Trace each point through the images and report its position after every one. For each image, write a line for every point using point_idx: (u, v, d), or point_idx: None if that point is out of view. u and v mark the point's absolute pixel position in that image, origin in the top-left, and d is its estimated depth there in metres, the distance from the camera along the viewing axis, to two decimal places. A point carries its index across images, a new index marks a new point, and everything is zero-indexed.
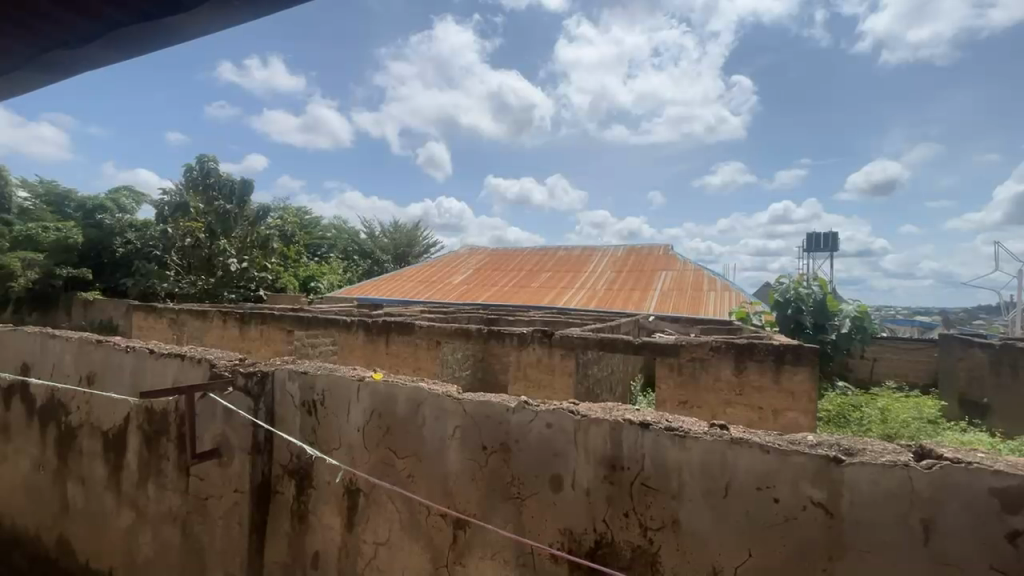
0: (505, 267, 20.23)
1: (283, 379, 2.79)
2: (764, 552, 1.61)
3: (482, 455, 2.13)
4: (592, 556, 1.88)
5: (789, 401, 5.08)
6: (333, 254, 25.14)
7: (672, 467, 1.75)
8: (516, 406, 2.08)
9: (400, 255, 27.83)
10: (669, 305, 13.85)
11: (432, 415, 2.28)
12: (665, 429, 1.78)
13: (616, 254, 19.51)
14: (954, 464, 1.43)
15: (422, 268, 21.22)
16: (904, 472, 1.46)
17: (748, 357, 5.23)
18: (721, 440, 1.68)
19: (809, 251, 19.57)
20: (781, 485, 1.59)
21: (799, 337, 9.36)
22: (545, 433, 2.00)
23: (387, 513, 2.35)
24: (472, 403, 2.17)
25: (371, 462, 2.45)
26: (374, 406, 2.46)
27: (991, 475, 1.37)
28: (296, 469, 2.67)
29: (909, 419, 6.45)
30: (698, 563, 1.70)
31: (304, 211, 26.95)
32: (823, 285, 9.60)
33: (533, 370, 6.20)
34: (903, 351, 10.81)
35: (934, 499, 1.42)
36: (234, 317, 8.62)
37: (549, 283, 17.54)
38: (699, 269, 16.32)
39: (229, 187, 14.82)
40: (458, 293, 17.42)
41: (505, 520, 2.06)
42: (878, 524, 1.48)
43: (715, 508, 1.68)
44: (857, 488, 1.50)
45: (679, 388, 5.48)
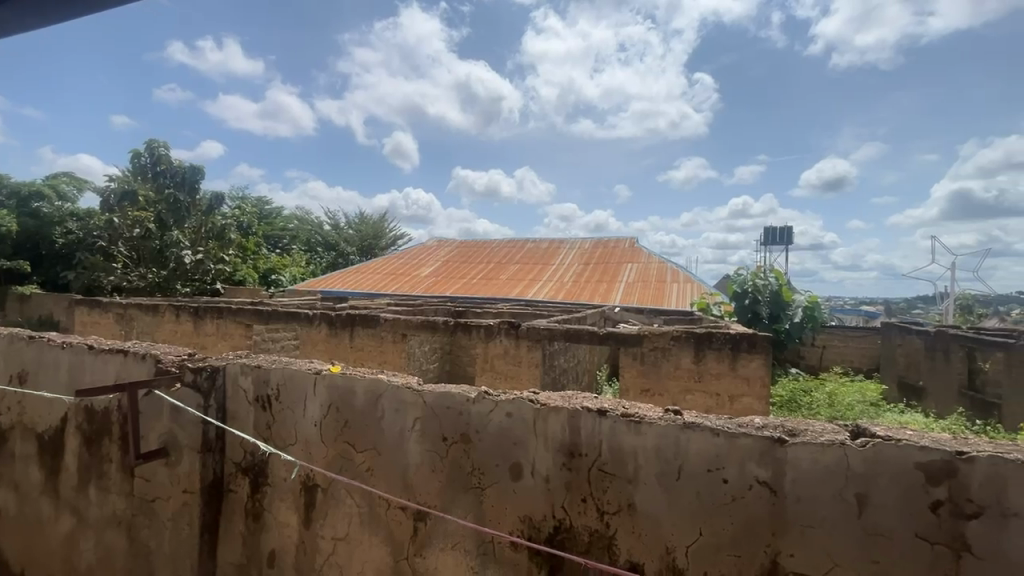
0: (473, 259, 20.14)
1: (235, 374, 2.68)
2: (713, 530, 1.67)
3: (442, 446, 2.11)
4: (551, 542, 1.90)
5: (744, 387, 5.30)
6: (295, 247, 24.33)
7: (628, 452, 1.79)
8: (476, 397, 2.06)
9: (366, 247, 27.22)
10: (634, 297, 14.15)
11: (391, 408, 2.25)
12: (621, 415, 1.82)
13: (583, 247, 19.75)
14: (885, 441, 1.52)
15: (389, 260, 20.80)
16: (841, 450, 1.54)
17: (707, 346, 5.41)
18: (674, 425, 1.73)
19: (766, 245, 20.40)
20: (729, 466, 1.65)
21: (756, 327, 9.76)
22: (505, 423, 2.00)
23: (346, 508, 2.30)
24: (432, 395, 2.15)
25: (329, 457, 2.39)
26: (332, 400, 2.40)
27: (918, 451, 1.47)
28: (250, 466, 2.58)
29: (854, 402, 6.86)
30: (652, 545, 1.75)
31: (264, 201, 25.95)
32: (779, 277, 10.02)
33: (500, 362, 6.20)
34: (850, 339, 11.46)
35: (868, 475, 1.51)
36: (187, 311, 8.20)
37: (518, 275, 17.53)
38: (663, 262, 16.73)
39: (179, 174, 13.72)
40: (426, 286, 17.18)
41: (465, 510, 2.06)
42: (818, 501, 1.56)
43: (668, 491, 1.73)
44: (799, 466, 1.58)
45: (641, 376, 5.62)
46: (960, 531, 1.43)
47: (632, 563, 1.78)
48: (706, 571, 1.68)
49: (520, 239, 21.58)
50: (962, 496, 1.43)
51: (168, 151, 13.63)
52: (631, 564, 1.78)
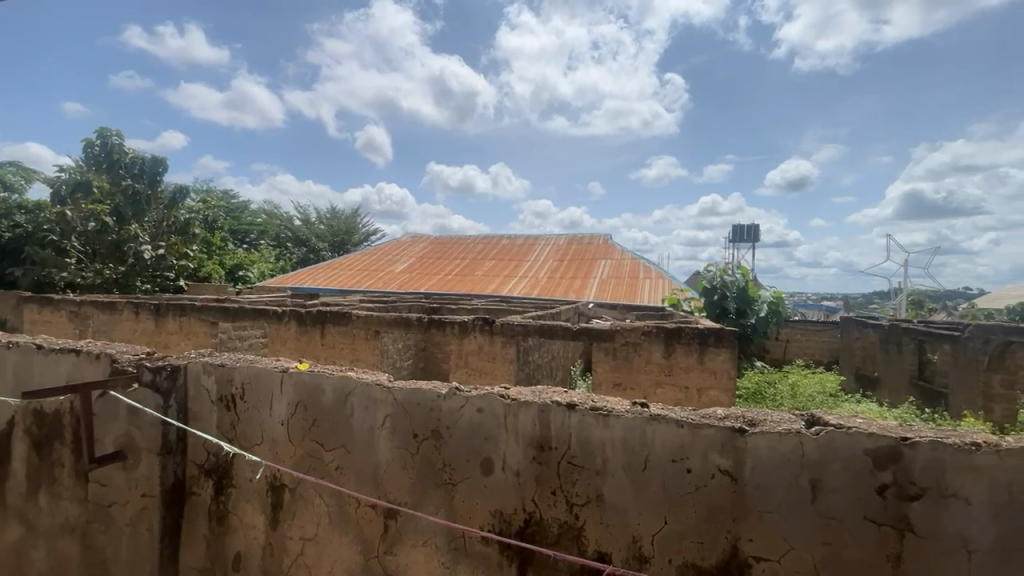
0: (448, 255, 20.01)
1: (197, 373, 2.59)
2: (677, 518, 1.72)
3: (413, 443, 2.10)
4: (521, 535, 1.93)
5: (712, 380, 5.45)
6: (264, 242, 23.70)
7: (597, 445, 1.82)
8: (447, 393, 2.06)
9: (338, 243, 26.72)
10: (608, 293, 14.35)
11: (360, 406, 2.22)
12: (591, 408, 1.84)
13: (558, 243, 19.92)
14: (837, 429, 1.60)
15: (362, 256, 20.43)
16: (796, 438, 1.61)
17: (676, 340, 5.54)
18: (641, 417, 1.77)
19: (734, 242, 21.05)
20: (693, 456, 1.71)
21: (723, 322, 10.07)
22: (475, 418, 2.01)
23: (314, 507, 2.27)
24: (402, 391, 2.13)
25: (297, 457, 2.35)
26: (299, 399, 2.35)
27: (867, 438, 1.55)
28: (214, 468, 2.50)
29: (814, 393, 7.18)
30: (620, 535, 1.79)
31: (231, 195, 25.14)
32: (745, 273, 10.34)
33: (474, 358, 6.20)
34: (811, 332, 11.96)
35: (822, 462, 1.59)
36: (148, 308, 7.86)
37: (493, 272, 17.53)
38: (636, 259, 17.01)
39: (136, 164, 13.12)
40: (400, 283, 16.97)
41: (436, 506, 2.06)
42: (775, 487, 1.63)
43: (635, 482, 1.78)
44: (757, 455, 1.64)
45: (614, 370, 5.72)
46: (904, 512, 1.52)
47: (601, 553, 1.81)
48: (671, 558, 1.73)
49: (495, 236, 21.57)
50: (907, 479, 1.52)
51: (121, 140, 12.98)
52: (600, 555, 1.82)
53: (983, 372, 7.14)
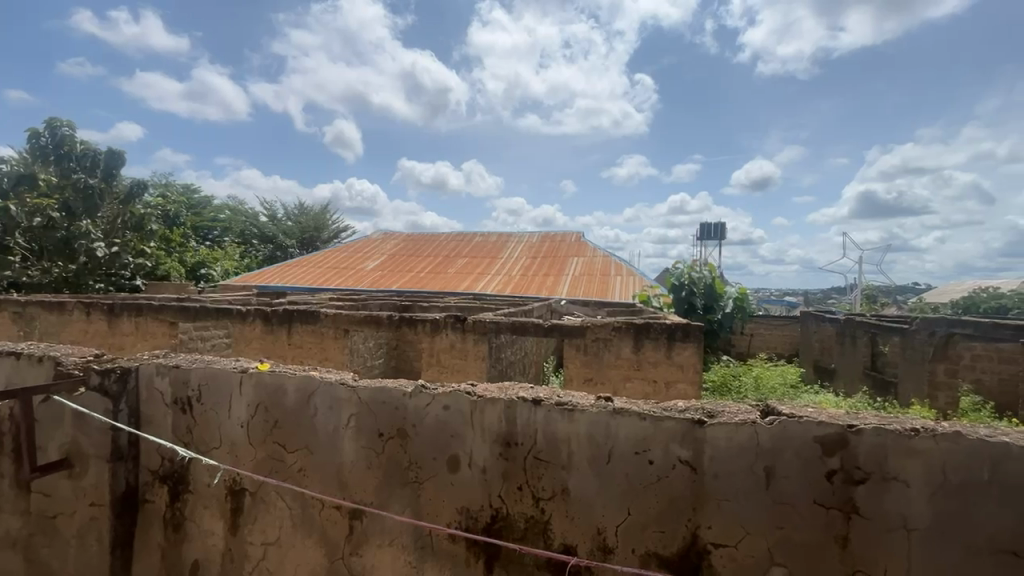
0: (420, 253, 19.81)
1: (150, 376, 2.48)
2: (640, 509, 1.76)
3: (378, 442, 2.07)
4: (488, 531, 1.93)
5: (679, 374, 5.60)
6: (228, 240, 22.87)
7: (563, 439, 1.84)
8: (413, 391, 2.04)
9: (307, 240, 26.07)
10: (580, 290, 14.51)
11: (324, 405, 2.17)
12: (556, 403, 1.86)
13: (531, 240, 20.03)
14: (789, 419, 1.66)
15: (331, 253, 19.97)
16: (751, 428, 1.67)
17: (645, 336, 5.66)
18: (605, 411, 1.80)
19: (702, 240, 21.65)
20: (655, 447, 1.75)
21: (691, 317, 10.34)
22: (441, 415, 1.99)
23: (276, 511, 2.21)
24: (367, 390, 2.10)
25: (257, 460, 2.28)
26: (260, 399, 2.28)
27: (817, 426, 1.62)
28: (169, 474, 2.40)
29: (776, 385, 7.48)
30: (586, 527, 1.82)
31: (192, 189, 24.13)
32: (712, 270, 10.63)
33: (446, 356, 6.15)
34: (773, 326, 12.45)
35: (775, 450, 1.65)
36: (100, 308, 7.46)
37: (465, 269, 17.43)
38: (608, 256, 17.25)
39: (88, 156, 12.28)
40: (371, 281, 16.70)
41: (403, 505, 2.03)
42: (732, 475, 1.68)
43: (599, 475, 1.81)
44: (715, 445, 1.69)
45: (585, 365, 5.79)
46: (850, 495, 1.60)
47: (566, 545, 1.84)
48: (634, 548, 1.77)
49: (469, 233, 21.47)
50: (852, 464, 1.59)
51: (72, 131, 12.19)
52: (565, 547, 1.84)
53: (929, 363, 7.59)
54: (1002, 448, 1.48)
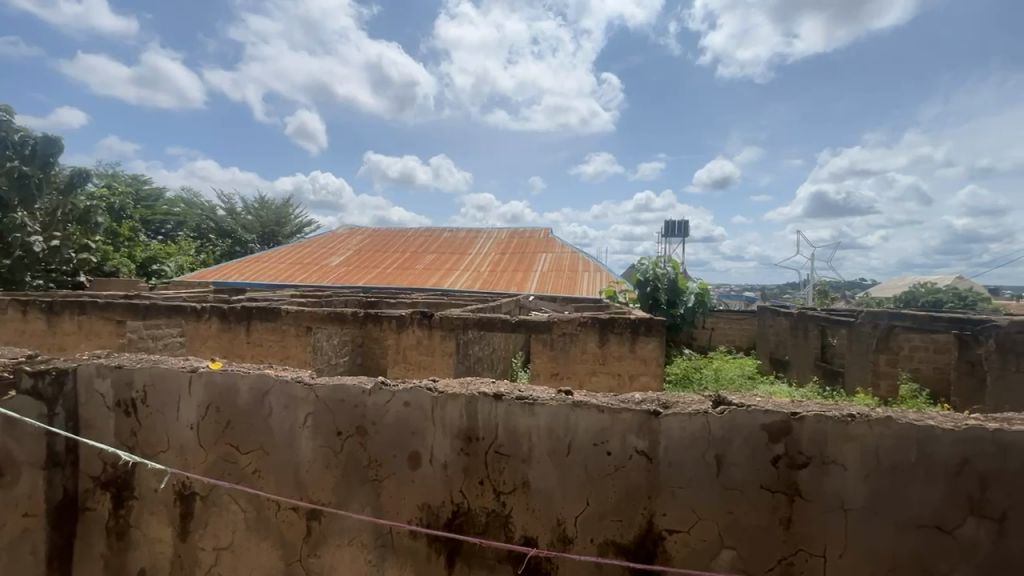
0: (387, 248, 19.47)
1: (89, 377, 2.33)
2: (599, 499, 1.80)
3: (337, 441, 2.03)
4: (449, 527, 1.93)
5: (642, 367, 5.75)
6: (182, 234, 21.77)
7: (523, 433, 1.86)
8: (372, 388, 2.01)
9: (268, 234, 25.15)
10: (548, 286, 14.63)
11: (279, 405, 2.11)
12: (516, 398, 1.87)
13: (500, 236, 20.03)
14: (739, 408, 1.73)
15: (294, 249, 19.34)
16: (703, 418, 1.74)
17: (610, 330, 5.77)
18: (564, 405, 1.83)
19: (666, 237, 22.25)
20: (612, 439, 1.79)
21: (655, 312, 10.61)
22: (402, 412, 1.97)
23: (229, 515, 2.13)
24: (325, 388, 2.05)
25: (209, 462, 2.19)
26: (211, 400, 2.19)
27: (764, 414, 1.70)
28: (112, 480, 2.28)
29: (735, 376, 7.79)
30: (545, 519, 1.85)
31: (141, 180, 22.80)
32: (675, 266, 10.93)
33: (412, 353, 6.07)
34: (732, 320, 12.95)
35: (725, 438, 1.72)
36: (38, 306, 6.96)
37: (434, 265, 17.25)
38: (576, 253, 17.45)
39: (25, 143, 10.95)
40: (336, 277, 16.28)
41: (362, 503, 2.00)
42: (685, 464, 1.74)
43: (559, 467, 1.83)
44: (669, 435, 1.75)
45: (551, 360, 5.85)
46: (793, 479, 1.68)
47: (527, 538, 1.86)
48: (593, 538, 1.80)
49: (437, 228, 21.26)
50: (795, 449, 1.68)
51: (8, 116, 11.12)
52: (526, 540, 1.86)
53: (873, 353, 8.07)
54: (927, 431, 1.60)
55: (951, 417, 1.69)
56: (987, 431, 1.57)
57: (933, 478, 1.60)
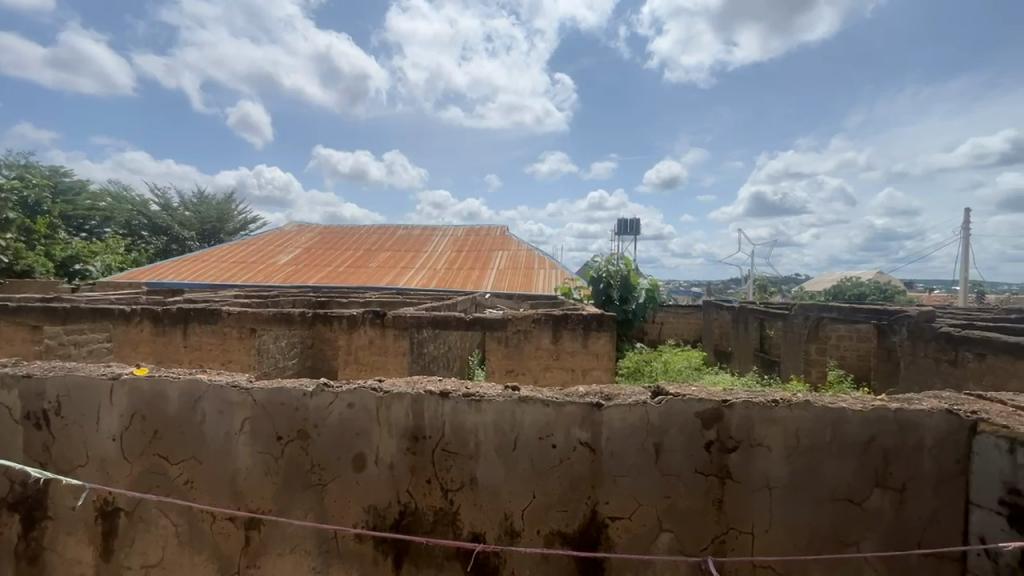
0: (339, 246, 18.87)
1: None
2: (545, 491, 1.84)
3: (276, 446, 1.96)
4: (396, 528, 1.90)
5: (594, 362, 5.90)
6: (109, 231, 20.16)
7: (469, 429, 1.87)
8: (314, 390, 1.95)
9: (208, 231, 23.75)
10: (504, 283, 14.70)
11: (214, 410, 2.00)
12: (463, 395, 1.88)
13: (455, 234, 19.90)
14: (674, 397, 1.82)
15: (237, 246, 18.35)
16: (643, 408, 1.81)
17: (563, 326, 5.87)
18: (511, 399, 1.85)
19: (619, 235, 22.96)
20: (557, 432, 1.83)
21: (608, 309, 10.91)
22: (346, 413, 1.93)
23: (159, 529, 2.01)
24: (263, 392, 1.97)
25: (134, 475, 2.05)
26: (136, 408, 2.05)
27: (697, 403, 1.80)
28: (22, 500, 2.08)
29: (682, 368, 8.15)
30: (493, 513, 1.87)
31: (60, 172, 20.86)
32: (628, 263, 11.26)
33: (364, 353, 5.92)
34: (680, 315, 13.54)
35: (662, 427, 1.81)
36: None
37: (388, 263, 16.91)
38: (532, 250, 17.64)
39: None
40: (284, 275, 15.63)
41: (305, 509, 1.94)
42: (626, 453, 1.82)
43: (505, 462, 1.86)
44: (610, 426, 1.81)
45: (506, 358, 5.88)
46: (724, 463, 1.79)
47: (475, 534, 1.87)
48: (540, 529, 1.84)
49: (392, 226, 20.86)
50: (726, 435, 1.79)
51: None
52: (474, 536, 1.87)
53: (805, 343, 8.68)
54: (839, 413, 1.75)
55: (861, 399, 1.85)
56: (890, 409, 1.73)
57: (845, 455, 1.75)
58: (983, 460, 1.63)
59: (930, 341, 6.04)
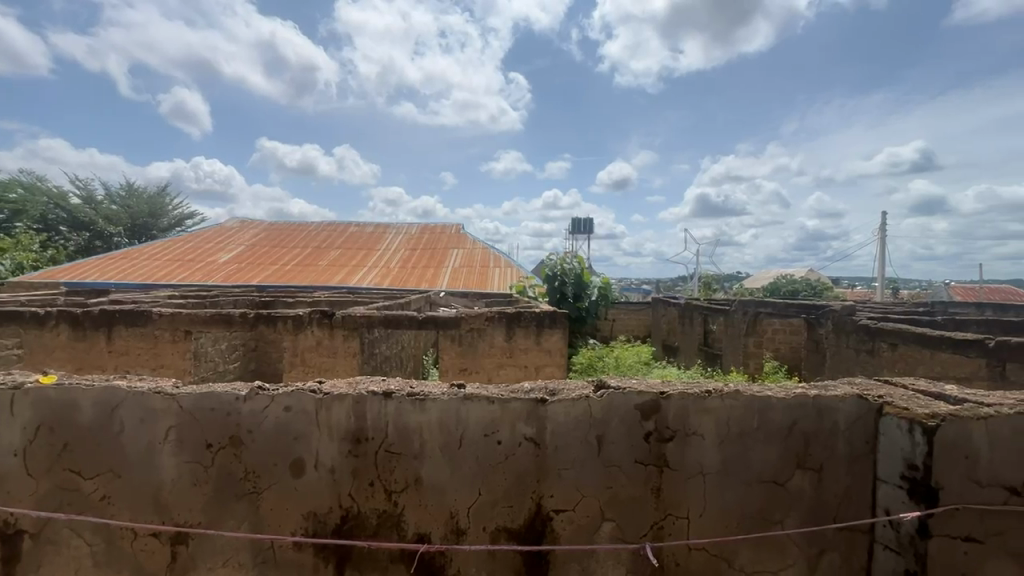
0: (286, 243, 18.07)
1: None
2: (490, 488, 1.85)
3: (206, 455, 1.85)
4: (338, 533, 1.84)
5: (547, 358, 5.98)
6: (20, 226, 18.24)
7: (414, 429, 1.84)
8: (248, 394, 1.85)
9: (138, 227, 22.03)
10: (460, 281, 14.63)
11: (134, 419, 1.86)
12: (407, 394, 1.85)
13: (410, 231, 19.57)
14: (616, 391, 1.88)
15: (171, 243, 17.12)
16: (586, 402, 1.86)
17: (516, 324, 5.90)
18: (456, 398, 1.84)
19: (574, 234, 23.46)
20: (502, 428, 1.84)
21: (562, 306, 11.10)
22: (283, 417, 1.85)
23: (71, 551, 1.84)
24: (191, 398, 1.85)
25: (41, 493, 1.86)
26: (42, 420, 1.87)
27: (636, 395, 1.86)
28: None
29: (633, 362, 8.43)
30: (438, 512, 1.85)
31: None
32: (582, 261, 11.47)
33: (312, 355, 5.70)
34: (631, 312, 13.99)
35: (604, 419, 1.86)
36: None
37: (339, 261, 16.37)
38: (487, 249, 17.62)
39: None
40: (225, 275, 14.75)
41: (238, 520, 1.84)
42: (569, 447, 1.85)
43: (451, 460, 1.84)
44: (554, 421, 1.84)
45: (460, 357, 5.84)
46: (662, 452, 1.86)
47: (420, 534, 1.84)
48: (485, 526, 1.84)
49: (343, 222, 20.20)
50: (663, 424, 1.86)
51: None
52: (419, 536, 1.84)
53: (744, 337, 9.22)
54: (765, 401, 1.87)
55: (785, 387, 1.98)
56: (809, 397, 1.87)
57: (771, 441, 1.87)
58: (888, 440, 1.80)
59: (851, 333, 6.57)
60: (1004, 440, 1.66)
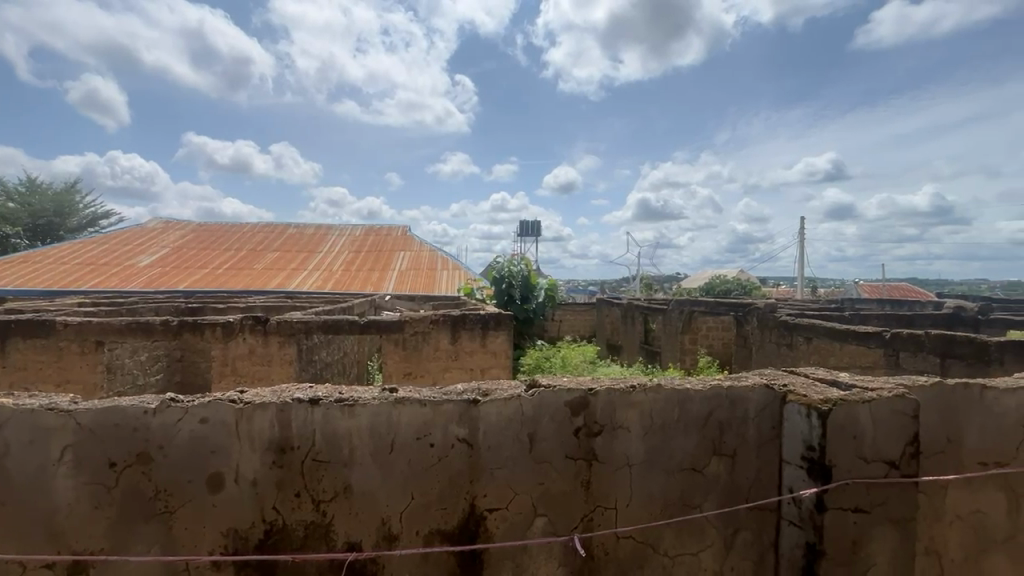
0: (218, 245, 16.97)
1: None
2: (423, 492, 1.84)
3: (110, 475, 1.70)
4: (261, 548, 1.76)
5: (492, 361, 6.01)
6: None
7: (342, 436, 1.79)
8: (158, 407, 1.73)
9: (42, 228, 19.88)
10: (406, 284, 14.37)
11: (22, 440, 1.68)
12: (335, 400, 1.80)
13: (354, 233, 18.98)
14: (546, 390, 1.93)
15: (82, 245, 15.58)
16: (517, 401, 1.89)
17: (461, 326, 5.89)
18: (386, 402, 1.81)
19: (523, 236, 23.79)
20: (435, 431, 1.84)
21: (510, 308, 11.17)
22: (198, 430, 1.74)
23: None
24: (91, 414, 1.70)
25: None
26: None
27: (566, 393, 1.93)
28: None
29: (578, 361, 8.66)
30: (369, 520, 1.81)
31: None
32: (529, 263, 11.60)
33: (244, 364, 5.38)
34: (576, 312, 14.35)
35: (535, 418, 1.90)
36: None
37: (277, 265, 15.57)
38: (435, 251, 17.45)
39: None
40: (147, 279, 13.60)
41: (148, 543, 1.72)
42: (501, 446, 1.88)
43: (382, 464, 1.82)
44: (486, 421, 1.87)
45: (403, 361, 5.74)
46: (591, 447, 1.94)
47: (350, 543, 1.80)
48: (418, 530, 1.83)
49: (281, 223, 19.26)
50: (591, 420, 1.94)
51: None
52: (350, 545, 1.80)
53: (680, 334, 9.74)
54: (684, 394, 1.99)
55: (702, 379, 2.12)
56: (723, 388, 2.02)
57: (689, 431, 2.00)
58: (791, 425, 1.97)
59: (773, 329, 7.12)
60: (885, 420, 1.87)
